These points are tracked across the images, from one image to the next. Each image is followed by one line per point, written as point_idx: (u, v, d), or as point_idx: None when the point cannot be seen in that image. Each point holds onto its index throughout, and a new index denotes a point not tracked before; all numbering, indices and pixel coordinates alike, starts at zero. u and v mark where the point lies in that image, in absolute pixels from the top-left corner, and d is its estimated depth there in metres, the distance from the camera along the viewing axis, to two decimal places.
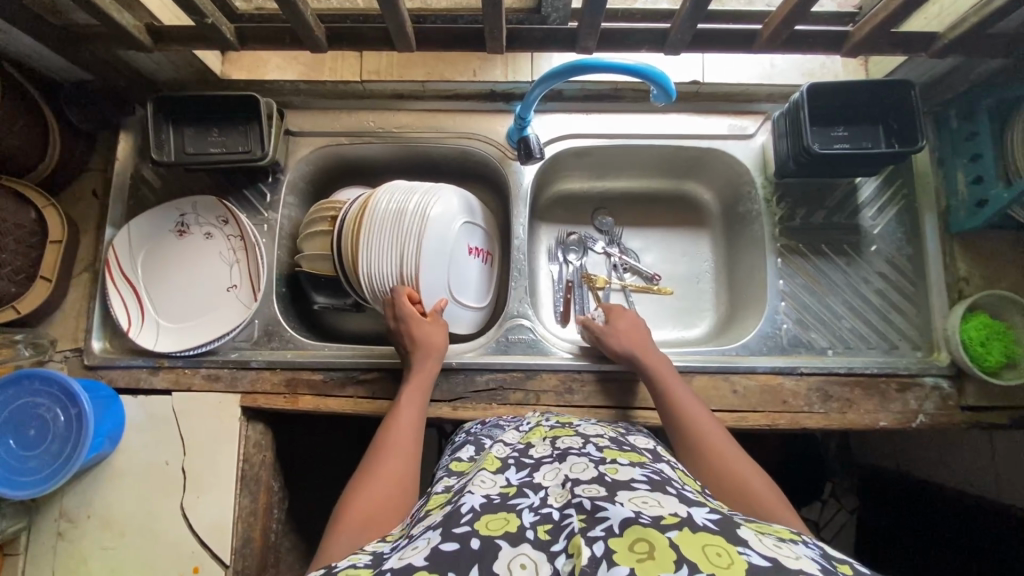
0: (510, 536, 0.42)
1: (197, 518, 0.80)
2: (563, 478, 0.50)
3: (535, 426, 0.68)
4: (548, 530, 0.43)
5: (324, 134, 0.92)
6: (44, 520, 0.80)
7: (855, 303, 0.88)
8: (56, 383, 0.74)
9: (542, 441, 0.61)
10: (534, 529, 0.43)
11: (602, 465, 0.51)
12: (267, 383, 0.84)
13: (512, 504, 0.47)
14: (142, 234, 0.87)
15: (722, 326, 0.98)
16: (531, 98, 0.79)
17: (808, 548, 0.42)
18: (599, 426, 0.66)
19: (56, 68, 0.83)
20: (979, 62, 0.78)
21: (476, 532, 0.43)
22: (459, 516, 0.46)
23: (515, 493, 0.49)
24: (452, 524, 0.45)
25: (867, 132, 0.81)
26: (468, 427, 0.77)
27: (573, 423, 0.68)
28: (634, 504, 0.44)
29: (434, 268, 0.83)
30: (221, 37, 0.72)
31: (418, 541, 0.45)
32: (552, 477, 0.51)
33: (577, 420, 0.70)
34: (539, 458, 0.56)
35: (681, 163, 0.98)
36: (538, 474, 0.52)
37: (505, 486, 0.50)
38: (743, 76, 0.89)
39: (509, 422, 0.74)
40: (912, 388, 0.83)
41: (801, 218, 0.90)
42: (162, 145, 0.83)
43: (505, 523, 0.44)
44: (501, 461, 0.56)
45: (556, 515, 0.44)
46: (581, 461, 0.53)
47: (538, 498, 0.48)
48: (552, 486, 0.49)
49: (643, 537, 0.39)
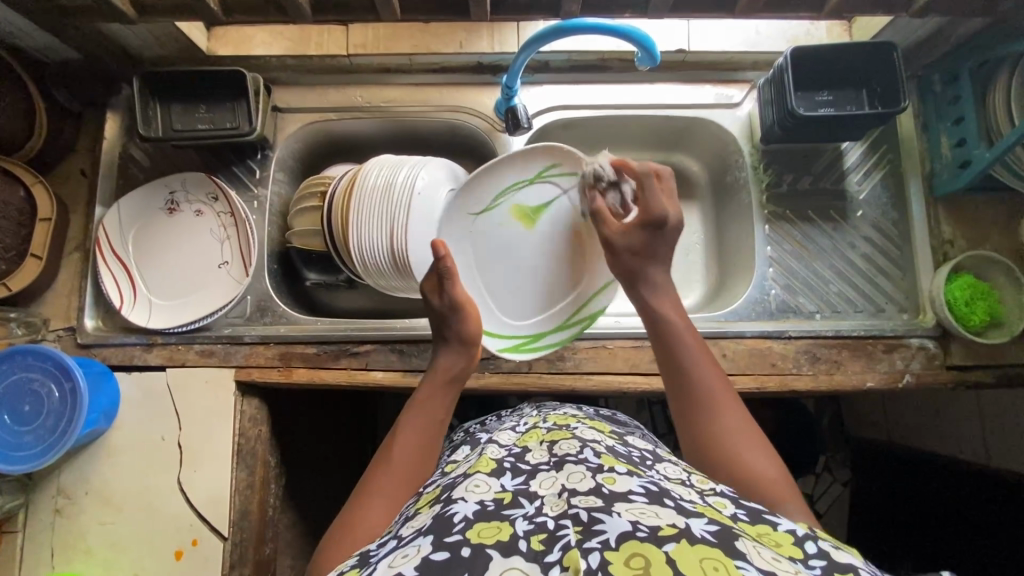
0: (501, 546, 0.43)
1: (194, 491, 0.81)
2: (559, 488, 0.50)
3: (532, 428, 0.68)
4: (542, 540, 0.43)
5: (312, 110, 0.92)
6: (43, 497, 0.81)
7: (842, 267, 0.89)
8: (50, 359, 0.74)
9: (540, 445, 0.61)
10: (528, 540, 0.44)
11: (599, 474, 0.51)
12: (261, 357, 0.85)
13: (506, 513, 0.48)
14: (132, 211, 0.88)
15: (713, 296, 0.99)
16: (517, 65, 0.79)
17: (814, 561, 0.43)
18: (596, 430, 0.64)
19: (41, 46, 0.82)
20: (959, 23, 0.78)
21: (468, 540, 0.44)
22: (451, 524, 0.47)
23: (510, 501, 0.50)
24: (443, 532, 0.46)
25: (851, 97, 0.82)
26: (469, 426, 0.83)
27: (570, 424, 0.66)
28: (631, 514, 0.44)
29: (423, 235, 0.83)
30: (206, 8, 0.71)
31: (408, 549, 0.45)
32: (548, 486, 0.52)
33: (575, 419, 0.68)
34: (536, 464, 0.57)
35: (669, 134, 0.99)
36: (534, 482, 0.53)
37: (500, 493, 0.52)
38: (729, 44, 0.89)
39: (506, 418, 0.78)
40: (898, 348, 0.84)
41: (788, 184, 0.91)
42: (149, 121, 0.84)
43: (497, 531, 0.45)
44: (496, 464, 0.58)
45: (551, 524, 0.45)
46: (578, 470, 0.52)
47: (532, 507, 0.49)
48: (548, 495, 0.50)
49: (637, 552, 0.40)
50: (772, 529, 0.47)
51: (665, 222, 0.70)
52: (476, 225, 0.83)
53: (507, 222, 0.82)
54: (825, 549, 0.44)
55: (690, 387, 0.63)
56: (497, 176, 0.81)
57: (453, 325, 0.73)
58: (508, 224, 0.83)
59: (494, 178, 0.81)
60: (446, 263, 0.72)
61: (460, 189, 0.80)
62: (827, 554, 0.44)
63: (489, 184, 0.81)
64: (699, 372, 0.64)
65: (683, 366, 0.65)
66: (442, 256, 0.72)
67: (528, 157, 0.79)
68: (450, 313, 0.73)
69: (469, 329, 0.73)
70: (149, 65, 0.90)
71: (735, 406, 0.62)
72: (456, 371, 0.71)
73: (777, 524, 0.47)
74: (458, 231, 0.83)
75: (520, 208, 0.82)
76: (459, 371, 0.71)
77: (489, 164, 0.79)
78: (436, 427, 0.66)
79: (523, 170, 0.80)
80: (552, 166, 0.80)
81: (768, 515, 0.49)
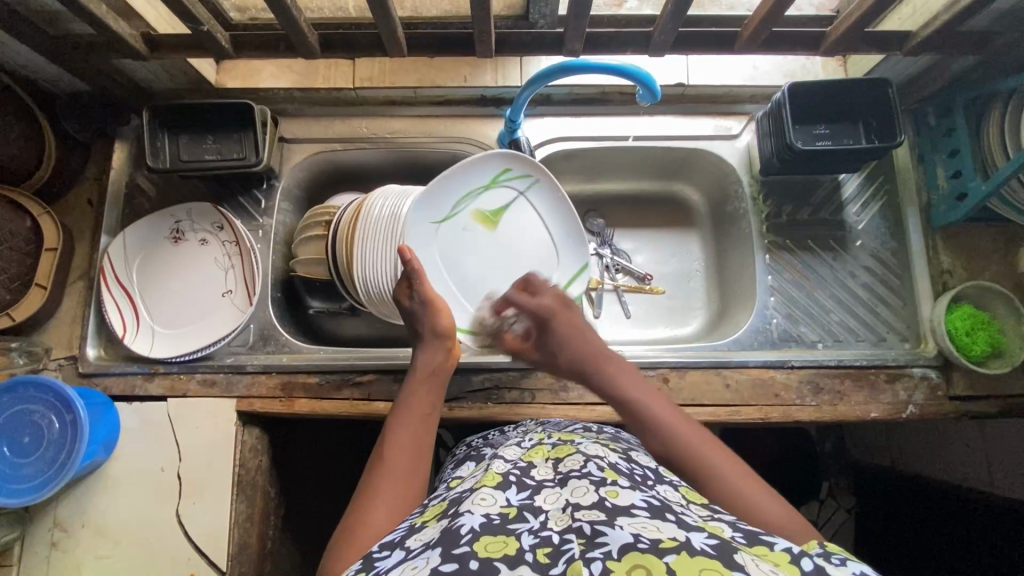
0: (509, 558, 0.43)
1: (192, 524, 0.80)
2: (564, 502, 0.50)
3: (537, 444, 0.66)
4: (548, 553, 0.43)
5: (317, 141, 0.94)
6: (39, 530, 0.80)
7: (843, 297, 0.89)
8: (52, 390, 0.74)
9: (545, 462, 0.60)
10: (534, 551, 0.44)
11: (603, 487, 0.51)
12: (263, 387, 0.84)
13: (512, 527, 0.47)
14: (137, 240, 0.88)
15: (715, 324, 0.99)
16: (519, 101, 0.81)
17: None
18: (601, 445, 0.63)
19: (52, 78, 0.84)
20: (951, 60, 0.80)
21: (476, 552, 0.44)
22: (458, 536, 0.46)
23: (516, 515, 0.49)
24: (452, 543, 0.45)
25: (848, 130, 0.84)
26: (470, 441, 0.82)
27: (574, 440, 0.65)
28: (632, 528, 0.44)
29: (422, 248, 0.84)
30: (217, 45, 0.73)
31: (417, 560, 0.45)
32: (553, 500, 0.51)
33: (578, 436, 0.68)
34: (541, 480, 0.56)
35: (668, 165, 1.00)
36: (539, 497, 0.53)
37: (506, 507, 0.51)
38: (726, 78, 0.92)
39: (510, 434, 0.77)
40: (901, 379, 0.84)
41: (787, 215, 0.92)
42: (157, 153, 0.85)
43: (504, 545, 0.45)
44: (502, 478, 0.57)
45: (556, 539, 0.45)
46: (582, 485, 0.52)
47: (538, 521, 0.48)
48: (553, 509, 0.50)
49: (639, 563, 0.40)
50: (769, 549, 0.45)
51: (551, 313, 0.75)
52: (440, 230, 0.86)
53: (469, 227, 0.88)
54: (820, 565, 0.43)
55: (677, 452, 0.60)
56: (456, 184, 0.84)
57: (425, 319, 0.75)
58: (470, 228, 0.88)
59: (455, 187, 0.85)
60: (413, 266, 0.74)
61: (424, 195, 0.82)
62: (823, 569, 0.42)
63: (450, 191, 0.85)
64: (675, 430, 0.61)
65: (659, 431, 0.62)
66: (408, 259, 0.74)
67: (483, 165, 0.85)
68: (423, 310, 0.75)
69: (441, 322, 0.75)
70: (158, 97, 0.91)
71: (727, 456, 0.59)
72: (441, 368, 0.72)
73: (774, 544, 0.46)
74: (421, 233, 0.84)
75: (481, 211, 0.88)
76: (441, 366, 0.72)
77: (450, 172, 0.83)
78: (427, 422, 0.66)
79: (480, 177, 0.86)
80: (506, 172, 0.86)
81: (765, 536, 0.47)
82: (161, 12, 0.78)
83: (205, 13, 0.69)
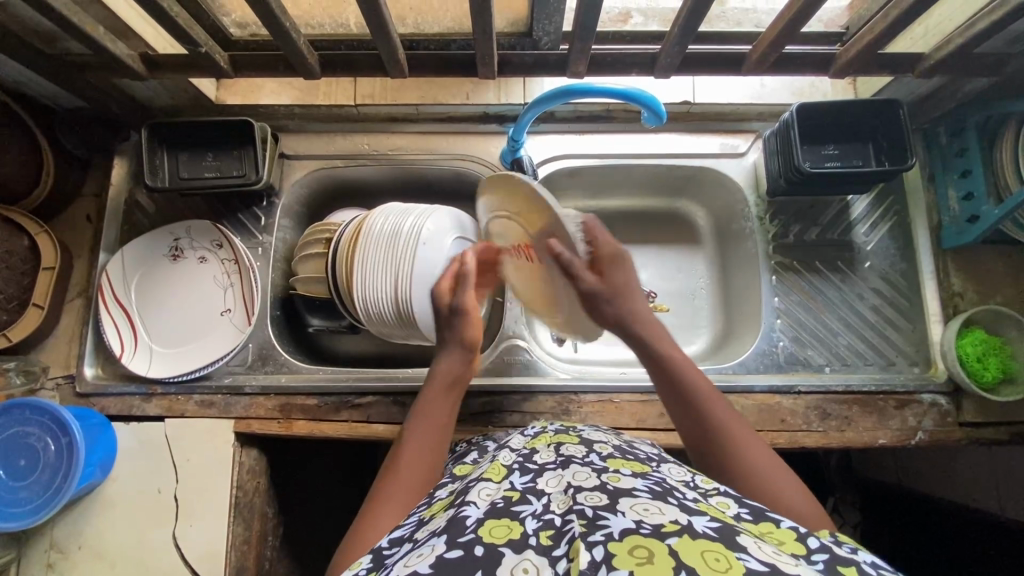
0: (514, 544, 0.41)
1: (188, 547, 0.79)
2: (565, 485, 0.47)
3: (540, 432, 0.61)
4: (550, 536, 0.41)
5: (318, 157, 0.93)
6: (35, 552, 0.79)
7: (851, 320, 0.88)
8: (47, 412, 0.73)
9: (548, 447, 0.55)
10: (537, 536, 0.41)
11: (605, 473, 0.48)
12: (261, 408, 0.83)
13: (516, 510, 0.44)
14: (135, 259, 0.88)
15: (720, 345, 0.97)
16: (523, 121, 0.79)
17: (816, 557, 0.39)
18: (601, 432, 0.61)
19: (52, 95, 0.83)
20: (963, 81, 0.78)
21: (481, 539, 0.41)
22: (463, 525, 0.43)
23: (519, 498, 0.46)
24: (457, 532, 0.42)
25: (857, 150, 0.82)
26: (471, 438, 0.77)
27: (577, 428, 0.62)
28: (635, 512, 0.41)
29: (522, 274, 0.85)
30: (215, 65, 0.73)
31: (423, 548, 0.42)
32: (554, 484, 0.47)
33: (581, 425, 0.64)
34: (544, 463, 0.52)
35: (673, 182, 0.99)
36: (541, 479, 0.49)
37: (509, 491, 0.47)
38: (733, 96, 0.90)
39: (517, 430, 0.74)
40: (910, 405, 0.82)
41: (795, 236, 0.91)
42: (156, 171, 0.84)
43: (508, 530, 0.42)
44: (507, 468, 0.52)
45: (558, 521, 0.42)
46: (584, 469, 0.48)
47: (541, 504, 0.45)
48: (555, 492, 0.46)
49: (642, 543, 0.37)
50: (775, 526, 0.43)
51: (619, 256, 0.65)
52: None
53: None
54: (827, 544, 0.41)
55: (704, 424, 0.59)
56: None
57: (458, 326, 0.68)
58: None
59: None
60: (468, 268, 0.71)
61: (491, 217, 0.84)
62: (829, 547, 0.40)
63: None
64: (699, 397, 0.61)
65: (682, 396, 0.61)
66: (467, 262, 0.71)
67: None
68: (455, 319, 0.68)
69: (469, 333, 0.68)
70: (158, 114, 0.91)
71: (752, 438, 0.58)
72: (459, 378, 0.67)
73: (780, 521, 0.43)
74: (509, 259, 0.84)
75: None
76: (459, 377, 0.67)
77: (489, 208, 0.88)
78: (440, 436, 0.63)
79: None
80: None
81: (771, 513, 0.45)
82: (160, 31, 0.78)
83: (203, 35, 0.69)
